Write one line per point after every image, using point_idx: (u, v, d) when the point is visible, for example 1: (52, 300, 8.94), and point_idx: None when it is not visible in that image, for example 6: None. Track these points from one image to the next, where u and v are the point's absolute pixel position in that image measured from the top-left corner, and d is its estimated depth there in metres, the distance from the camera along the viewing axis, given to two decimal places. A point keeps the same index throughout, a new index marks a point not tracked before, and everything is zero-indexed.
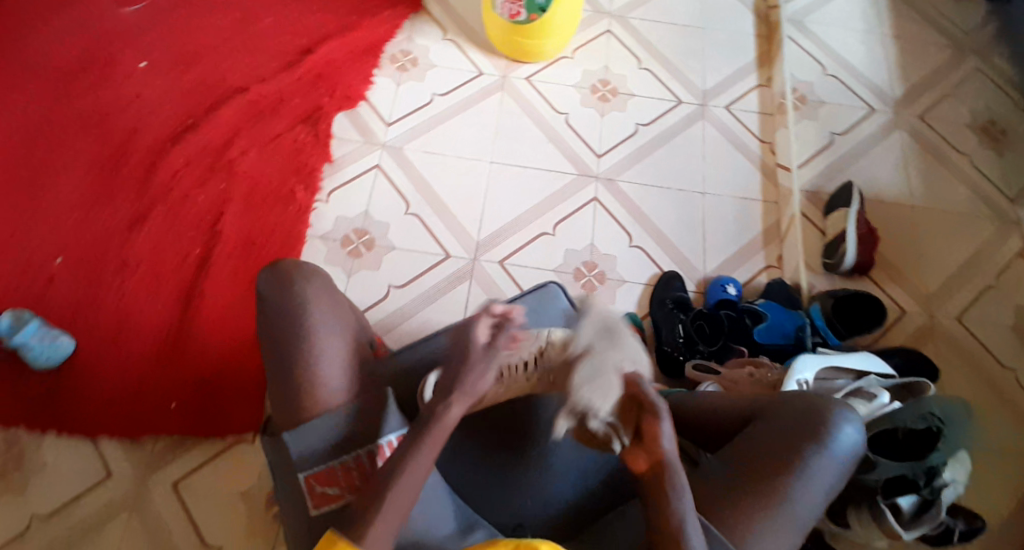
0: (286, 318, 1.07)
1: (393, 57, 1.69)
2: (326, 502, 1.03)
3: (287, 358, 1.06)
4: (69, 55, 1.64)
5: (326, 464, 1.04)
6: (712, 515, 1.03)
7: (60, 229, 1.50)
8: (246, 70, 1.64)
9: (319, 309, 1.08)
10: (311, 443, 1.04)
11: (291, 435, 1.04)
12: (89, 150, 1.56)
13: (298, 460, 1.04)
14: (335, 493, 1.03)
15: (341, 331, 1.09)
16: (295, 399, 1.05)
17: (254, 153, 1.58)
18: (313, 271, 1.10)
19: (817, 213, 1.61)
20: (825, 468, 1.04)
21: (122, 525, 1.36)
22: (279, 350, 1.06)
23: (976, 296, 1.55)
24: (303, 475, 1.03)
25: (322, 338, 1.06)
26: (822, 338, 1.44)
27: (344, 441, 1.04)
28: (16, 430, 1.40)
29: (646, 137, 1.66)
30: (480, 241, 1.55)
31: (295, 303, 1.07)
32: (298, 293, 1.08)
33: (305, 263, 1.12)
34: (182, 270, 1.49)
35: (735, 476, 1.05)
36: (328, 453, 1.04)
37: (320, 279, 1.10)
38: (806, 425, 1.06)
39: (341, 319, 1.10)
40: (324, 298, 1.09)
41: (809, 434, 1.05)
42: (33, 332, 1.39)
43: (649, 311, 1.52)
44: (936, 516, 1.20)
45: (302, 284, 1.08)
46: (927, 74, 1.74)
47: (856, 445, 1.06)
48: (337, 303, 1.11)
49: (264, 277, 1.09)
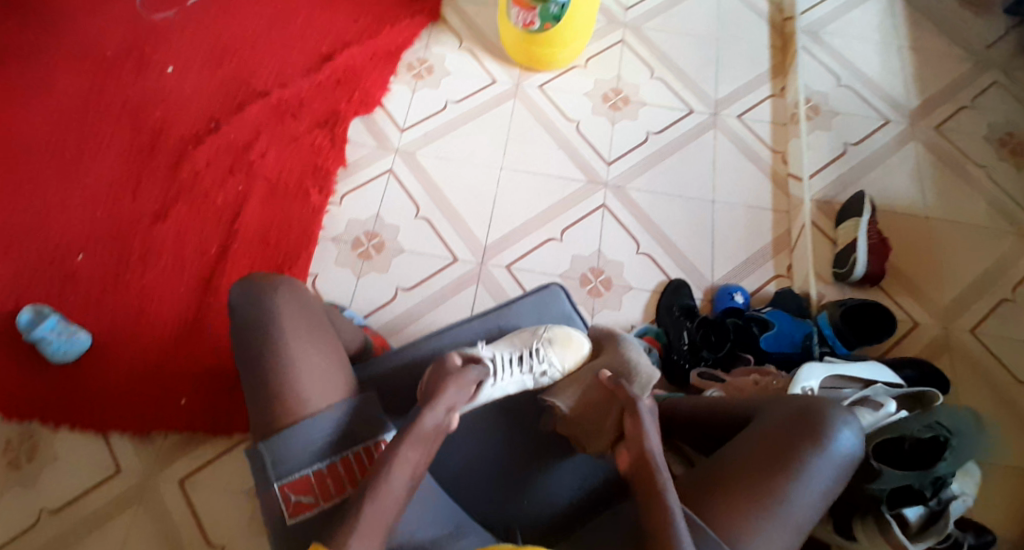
0: (258, 328, 1.08)
1: (410, 65, 1.72)
2: (302, 510, 1.04)
3: (257, 367, 1.07)
4: (98, 55, 1.68)
5: (299, 472, 1.04)
6: (705, 512, 1.01)
7: (82, 225, 1.53)
8: (267, 74, 1.67)
9: (289, 317, 1.09)
10: (283, 453, 1.04)
11: (264, 446, 1.04)
12: (112, 149, 1.59)
13: (270, 470, 1.04)
14: (310, 501, 1.04)
15: (313, 338, 1.09)
16: (267, 407, 1.06)
17: (274, 154, 1.60)
18: (282, 280, 1.11)
19: (829, 222, 1.59)
20: (822, 468, 1.02)
21: (129, 520, 1.38)
22: (249, 359, 1.08)
23: (991, 309, 1.53)
24: (280, 483, 1.04)
25: (293, 346, 1.07)
26: (830, 347, 1.43)
27: (314, 449, 1.05)
28: (30, 423, 1.43)
29: (657, 144, 1.66)
30: (487, 244, 1.56)
31: (265, 312, 1.09)
32: (268, 303, 1.09)
33: (277, 274, 1.13)
34: (200, 267, 1.52)
35: (732, 473, 1.03)
36: (299, 462, 1.04)
37: (290, 290, 1.11)
38: (804, 423, 1.04)
39: (314, 326, 1.11)
40: (295, 306, 1.11)
41: (807, 431, 1.03)
42: (51, 328, 1.41)
43: (655, 319, 1.52)
44: (943, 527, 1.19)
45: (272, 296, 1.10)
46: (946, 85, 1.72)
47: (855, 445, 1.04)
48: (308, 311, 1.12)
49: (237, 289, 1.11)
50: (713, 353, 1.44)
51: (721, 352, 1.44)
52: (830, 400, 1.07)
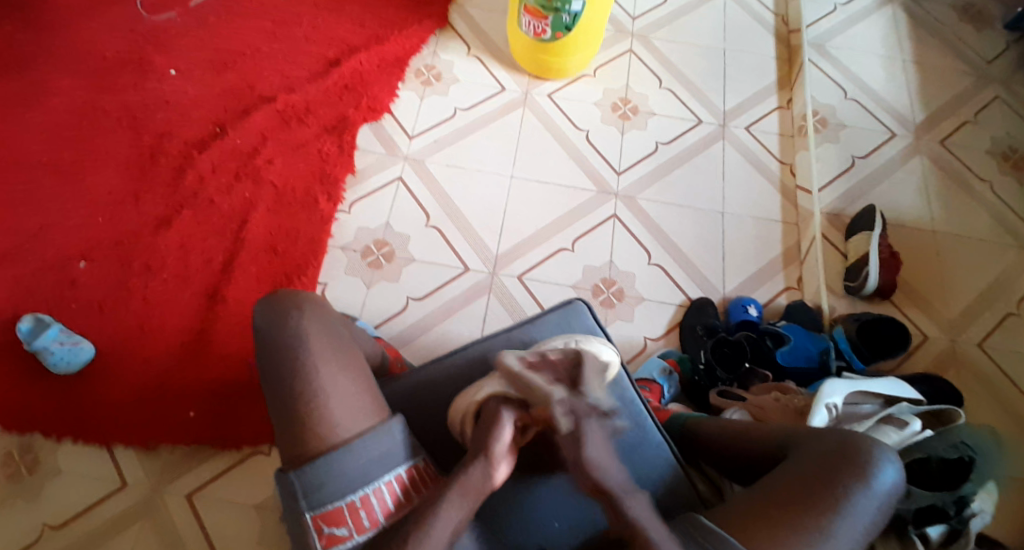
0: (284, 352, 1.10)
1: (418, 71, 1.69)
2: (336, 541, 1.03)
3: (285, 391, 1.09)
4: (96, 57, 1.64)
5: (332, 504, 1.04)
6: (748, 539, 1.07)
7: (83, 232, 1.49)
8: (273, 78, 1.64)
9: (315, 340, 1.11)
10: (315, 483, 1.04)
11: (295, 475, 1.04)
12: (113, 153, 1.55)
13: (302, 500, 1.04)
14: (344, 533, 1.04)
15: (339, 360, 1.11)
16: (296, 431, 1.07)
17: (280, 162, 1.57)
18: (308, 303, 1.15)
19: (838, 236, 1.61)
20: (865, 503, 1.09)
21: (135, 534, 1.34)
22: (276, 385, 1.10)
23: (997, 322, 1.55)
24: (310, 514, 1.04)
25: (320, 369, 1.09)
26: (846, 362, 1.45)
27: (346, 480, 1.05)
28: (31, 435, 1.38)
29: (666, 155, 1.66)
30: (499, 254, 1.55)
31: (291, 336, 1.11)
32: (295, 327, 1.12)
33: (300, 295, 1.17)
34: (206, 276, 1.48)
35: (776, 505, 1.10)
36: (331, 493, 1.04)
37: (315, 311, 1.15)
38: (849, 460, 1.11)
39: (338, 347, 1.13)
40: (320, 329, 1.13)
41: (853, 468, 1.10)
42: (53, 337, 1.37)
43: (678, 340, 1.53)
44: (965, 545, 1.24)
45: (296, 317, 1.13)
46: (948, 100, 1.75)
47: (896, 482, 1.11)
48: (334, 334, 1.15)
49: (261, 310, 1.14)
50: (731, 372, 1.45)
51: (738, 370, 1.45)
52: (872, 437, 1.15)
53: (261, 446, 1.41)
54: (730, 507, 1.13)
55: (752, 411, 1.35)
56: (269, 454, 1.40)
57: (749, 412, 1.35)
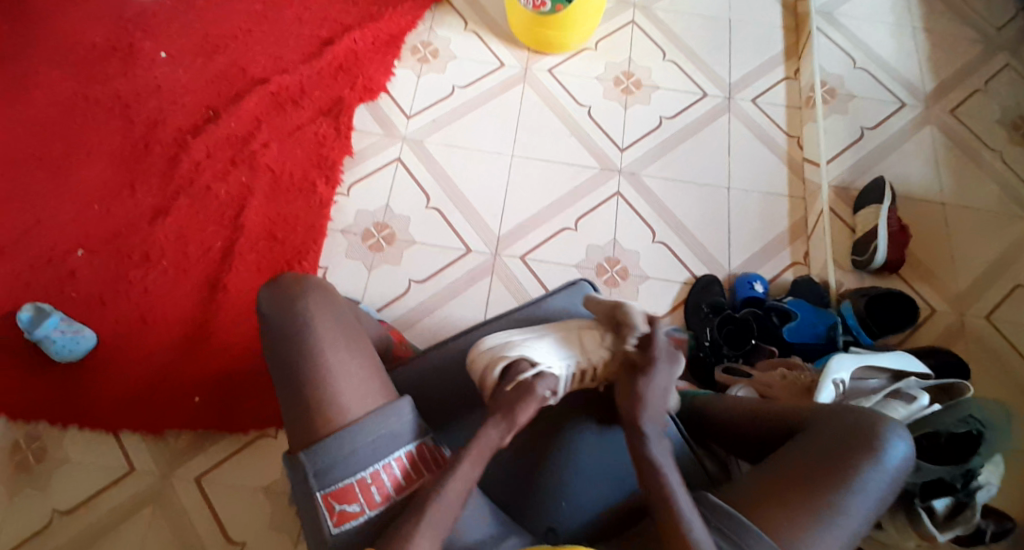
0: (290, 336, 1.09)
1: (414, 49, 1.67)
2: (348, 519, 1.03)
3: (292, 375, 1.08)
4: (90, 45, 1.62)
5: (343, 482, 1.03)
6: (755, 515, 1.05)
7: (82, 221, 1.49)
8: (266, 60, 1.62)
9: (322, 324, 1.10)
10: (325, 463, 1.03)
11: (305, 457, 1.03)
12: (109, 143, 1.55)
13: (313, 480, 1.03)
14: (356, 510, 1.03)
15: (347, 345, 1.10)
16: (303, 416, 1.06)
17: (276, 146, 1.55)
18: (314, 286, 1.13)
19: (846, 209, 1.59)
20: (875, 479, 1.06)
21: (145, 520, 1.34)
22: (282, 369, 1.09)
23: (1006, 294, 1.52)
24: (321, 494, 1.03)
25: (327, 354, 1.09)
26: (853, 336, 1.44)
27: (356, 458, 1.04)
28: (37, 425, 1.39)
29: (670, 130, 1.64)
30: (500, 235, 1.53)
31: (297, 320, 1.10)
32: (300, 311, 1.11)
33: (304, 278, 1.15)
34: (204, 264, 1.48)
35: (784, 482, 1.07)
36: (342, 472, 1.03)
37: (320, 294, 1.13)
38: (858, 435, 1.08)
39: (345, 331, 1.12)
40: (327, 312, 1.12)
41: (862, 443, 1.08)
42: (55, 325, 1.36)
43: (683, 317, 1.51)
44: (970, 517, 1.25)
45: (302, 300, 1.11)
46: (958, 68, 1.71)
47: (907, 458, 1.08)
48: (341, 318, 1.13)
49: (266, 294, 1.13)
50: (737, 348, 1.44)
51: (744, 347, 1.44)
52: (882, 413, 1.12)
53: (267, 430, 1.40)
54: (735, 485, 1.10)
55: (758, 388, 1.35)
56: (275, 437, 1.40)
57: (755, 389, 1.35)
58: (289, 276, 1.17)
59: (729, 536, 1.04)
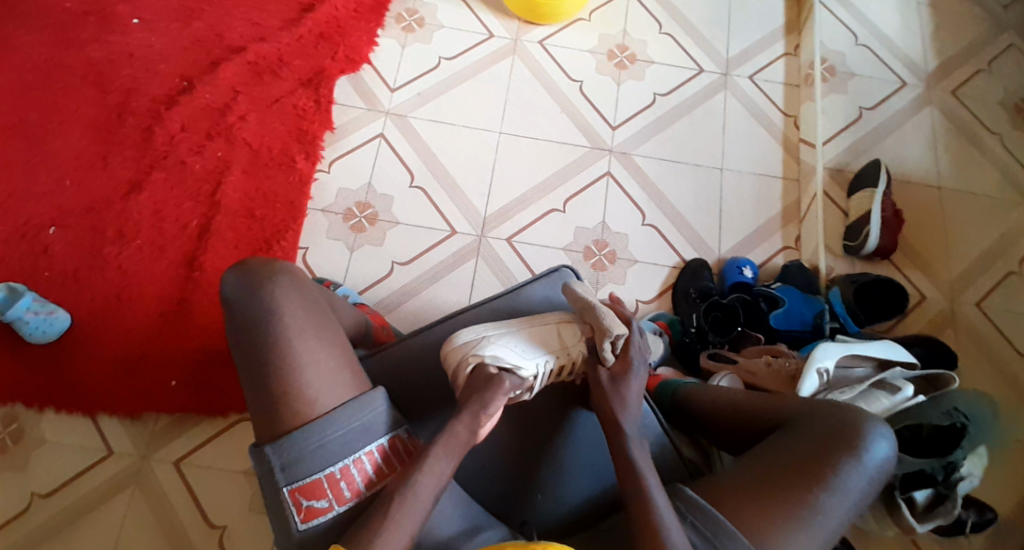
0: (257, 324, 1.03)
1: (399, 17, 1.60)
2: (315, 516, 1.00)
3: (259, 365, 1.02)
4: (58, 7, 1.54)
5: (311, 477, 1.00)
6: (731, 513, 1.03)
7: (53, 196, 1.43)
8: (243, 26, 1.54)
9: (291, 312, 1.04)
10: (293, 457, 1.00)
11: (272, 450, 1.00)
12: (79, 112, 1.48)
13: (279, 473, 1.00)
14: (324, 506, 1.00)
15: (316, 333, 1.05)
16: (271, 409, 1.02)
17: (255, 118, 1.49)
18: (280, 270, 1.06)
19: (840, 192, 1.55)
20: (854, 479, 1.05)
21: (125, 501, 1.33)
22: (249, 359, 1.03)
23: (998, 283, 1.50)
24: (288, 489, 1.00)
25: (297, 345, 1.03)
26: (840, 324, 1.41)
27: (325, 452, 1.00)
28: (13, 407, 1.36)
29: (664, 107, 1.59)
30: (487, 216, 1.49)
31: (264, 307, 1.04)
32: (267, 297, 1.04)
33: (272, 261, 1.08)
34: (180, 243, 1.43)
35: (762, 481, 1.05)
36: (309, 466, 1.00)
37: (289, 280, 1.06)
38: (840, 435, 1.07)
39: (316, 319, 1.06)
40: (296, 299, 1.06)
41: (845, 443, 1.06)
42: (27, 307, 1.33)
43: (671, 301, 1.49)
44: (950, 509, 1.24)
45: (270, 287, 1.05)
46: (962, 46, 1.66)
47: (888, 458, 1.07)
48: (310, 304, 1.07)
49: (232, 279, 1.06)
50: (722, 335, 1.43)
51: (730, 333, 1.42)
52: (866, 411, 1.10)
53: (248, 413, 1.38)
54: (714, 480, 1.08)
55: (744, 376, 1.33)
56: None
57: (740, 377, 1.33)
58: (255, 257, 1.10)
59: (707, 534, 1.02)
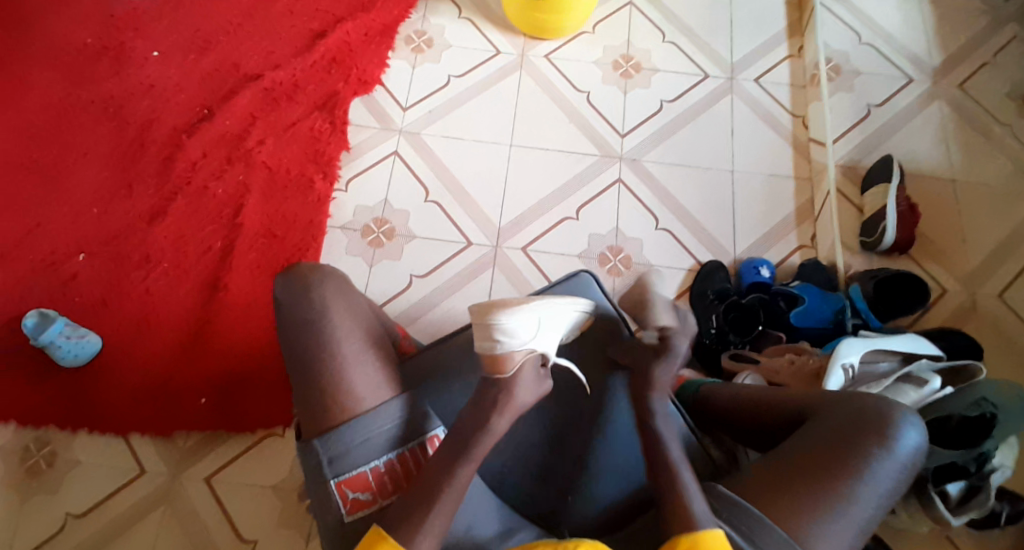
0: (305, 322, 1.09)
1: (408, 38, 1.65)
2: (359, 507, 1.05)
3: (303, 363, 1.08)
4: (81, 46, 1.61)
5: (356, 470, 1.05)
6: (764, 506, 1.02)
7: (81, 225, 1.49)
8: (258, 55, 1.60)
9: (336, 312, 1.10)
10: (339, 451, 1.05)
11: (319, 444, 1.05)
12: (105, 144, 1.54)
13: (326, 467, 1.05)
14: (367, 499, 1.05)
15: (359, 334, 1.10)
16: (319, 399, 1.07)
17: (272, 142, 1.54)
18: (329, 274, 1.13)
19: (854, 190, 1.56)
20: (888, 467, 1.03)
21: (158, 519, 1.35)
22: (294, 356, 1.09)
23: (1019, 272, 1.48)
24: (335, 481, 1.05)
25: (342, 345, 1.08)
26: (863, 320, 1.39)
27: (369, 447, 1.06)
28: (46, 429, 1.39)
29: (672, 113, 1.61)
30: (501, 227, 1.51)
31: (312, 307, 1.09)
32: (315, 296, 1.10)
33: (320, 265, 1.14)
34: (204, 265, 1.47)
35: (792, 475, 1.03)
36: (355, 460, 1.05)
37: (335, 282, 1.12)
38: (867, 425, 1.05)
39: (358, 318, 1.12)
40: (341, 302, 1.11)
41: (873, 434, 1.04)
42: (60, 331, 1.36)
43: (688, 303, 1.49)
44: (983, 502, 1.23)
45: (317, 286, 1.11)
46: (966, 40, 1.67)
47: (917, 447, 1.05)
48: (355, 307, 1.13)
49: (280, 283, 1.12)
50: (743, 335, 1.42)
51: (750, 333, 1.42)
52: (893, 401, 1.08)
53: (275, 428, 1.40)
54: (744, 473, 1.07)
55: (766, 375, 1.33)
56: (282, 435, 1.40)
57: (763, 375, 1.33)
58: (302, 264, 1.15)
59: (744, 532, 1.00)
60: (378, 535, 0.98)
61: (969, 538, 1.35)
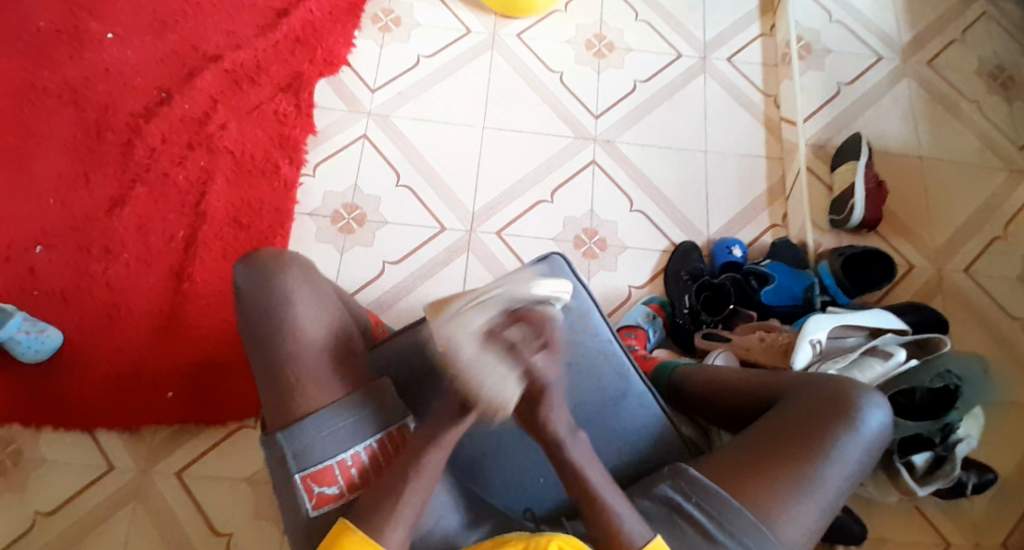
0: (267, 312, 1.06)
1: (375, 17, 1.61)
2: (325, 502, 1.02)
3: (270, 355, 1.05)
4: (31, 27, 1.54)
5: (322, 464, 1.02)
6: (728, 485, 1.01)
7: (38, 215, 1.43)
8: (219, 36, 1.55)
9: (301, 303, 1.07)
10: (303, 445, 1.02)
11: (283, 438, 1.02)
12: (60, 130, 1.48)
13: (291, 462, 1.02)
14: (334, 494, 1.03)
15: (326, 324, 1.08)
16: (286, 394, 1.04)
17: (235, 126, 1.50)
18: (292, 262, 1.09)
19: (823, 167, 1.57)
20: (852, 448, 1.03)
21: (129, 516, 1.32)
22: (261, 349, 1.06)
23: (984, 248, 1.51)
24: (300, 475, 1.02)
25: (307, 337, 1.06)
26: (831, 297, 1.40)
27: (335, 440, 1.03)
28: (9, 428, 1.34)
29: (644, 94, 1.60)
30: (474, 211, 1.49)
31: (275, 295, 1.06)
32: (278, 287, 1.07)
33: (282, 252, 1.11)
34: (169, 254, 1.43)
35: (758, 455, 1.03)
36: (320, 454, 1.02)
37: (299, 271, 1.09)
38: (832, 407, 1.05)
39: (325, 308, 1.09)
40: (306, 289, 1.08)
41: (838, 415, 1.04)
42: (18, 326, 1.31)
43: (665, 285, 1.48)
44: (949, 471, 1.24)
45: (280, 276, 1.07)
46: (934, 18, 1.68)
47: (883, 428, 1.05)
48: (320, 295, 1.10)
49: (240, 272, 1.08)
50: (715, 315, 1.42)
51: (722, 312, 1.42)
52: (859, 383, 1.08)
53: (247, 420, 1.37)
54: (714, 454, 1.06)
55: (738, 353, 1.34)
56: (254, 427, 1.37)
57: (735, 353, 1.34)
58: (265, 251, 1.12)
59: (711, 512, 1.00)
60: (347, 528, 0.96)
61: (937, 508, 1.38)
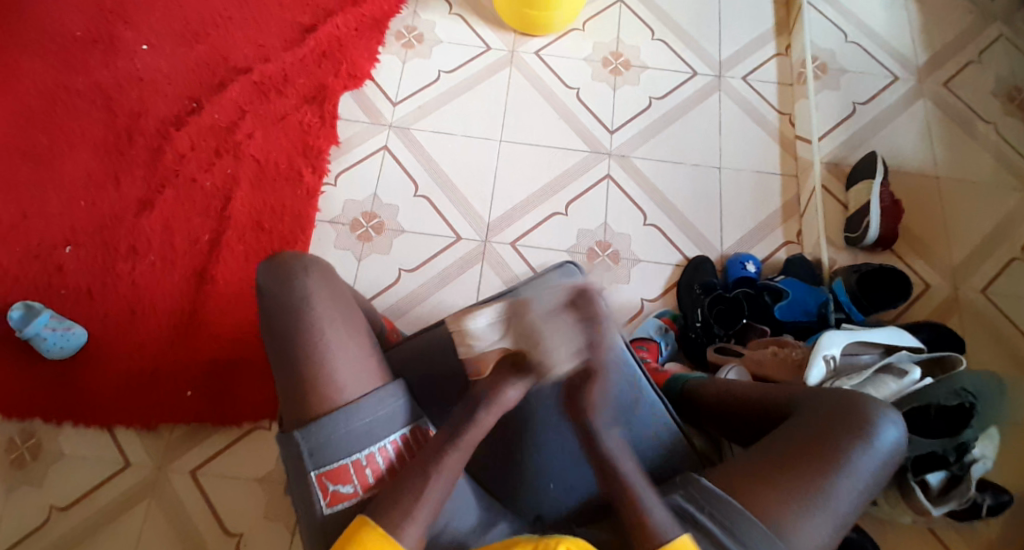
0: (287, 311, 1.09)
1: (399, 33, 1.66)
2: (339, 500, 1.03)
3: (289, 347, 1.07)
4: (70, 38, 1.61)
5: (337, 463, 1.03)
6: (740, 494, 1.00)
7: (69, 216, 1.48)
8: (248, 48, 1.61)
9: (321, 300, 1.09)
10: (319, 442, 1.03)
11: (300, 435, 1.04)
12: (92, 136, 1.54)
13: (307, 459, 1.03)
14: (348, 492, 1.03)
15: (346, 323, 1.09)
16: (297, 387, 1.06)
17: (260, 136, 1.54)
18: (313, 263, 1.13)
19: (839, 185, 1.57)
20: (865, 461, 1.02)
21: (142, 513, 1.34)
22: (278, 342, 1.09)
23: (1000, 269, 1.50)
24: (315, 472, 1.03)
25: (327, 332, 1.08)
26: (846, 314, 1.40)
27: (351, 438, 1.04)
28: (31, 421, 1.38)
29: (660, 110, 1.63)
30: (490, 222, 1.52)
31: (295, 297, 1.09)
32: (298, 285, 1.10)
33: (305, 254, 1.14)
34: (192, 257, 1.47)
35: (770, 471, 1.01)
36: (335, 452, 1.03)
37: (321, 273, 1.12)
38: (847, 421, 1.04)
39: (343, 307, 1.11)
40: (325, 291, 1.11)
41: (851, 427, 1.03)
42: (45, 323, 1.37)
43: (677, 298, 1.50)
44: (965, 491, 1.22)
45: (301, 276, 1.11)
46: (951, 40, 1.70)
47: (898, 443, 1.04)
48: (340, 296, 1.12)
49: (264, 270, 1.12)
50: (728, 328, 1.43)
51: (735, 326, 1.42)
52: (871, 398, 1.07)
53: (261, 421, 1.40)
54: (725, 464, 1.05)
55: (750, 367, 1.33)
56: (268, 429, 1.39)
57: (747, 368, 1.33)
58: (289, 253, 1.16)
59: (721, 521, 0.98)
60: (366, 524, 0.97)
61: (952, 529, 1.36)
